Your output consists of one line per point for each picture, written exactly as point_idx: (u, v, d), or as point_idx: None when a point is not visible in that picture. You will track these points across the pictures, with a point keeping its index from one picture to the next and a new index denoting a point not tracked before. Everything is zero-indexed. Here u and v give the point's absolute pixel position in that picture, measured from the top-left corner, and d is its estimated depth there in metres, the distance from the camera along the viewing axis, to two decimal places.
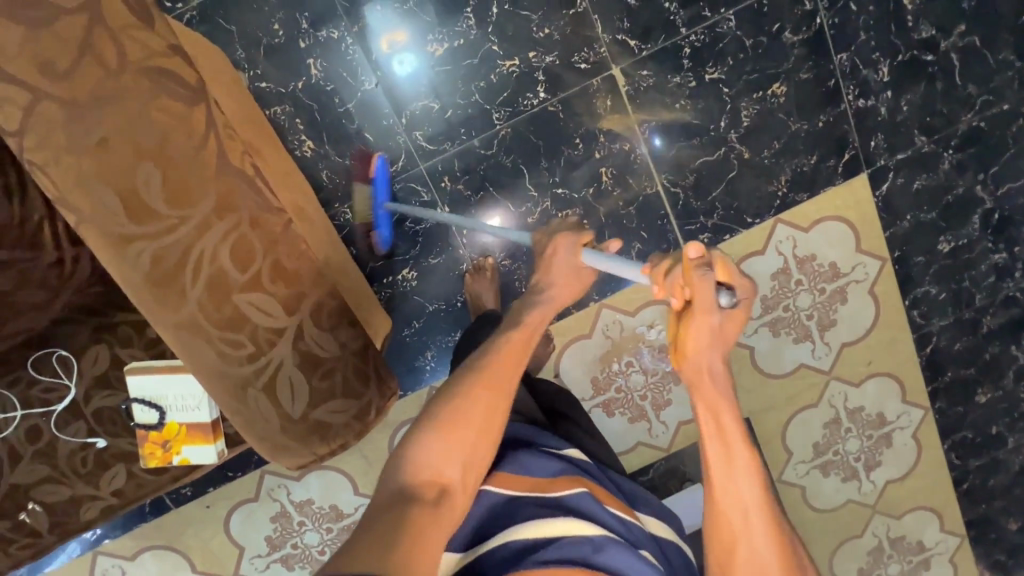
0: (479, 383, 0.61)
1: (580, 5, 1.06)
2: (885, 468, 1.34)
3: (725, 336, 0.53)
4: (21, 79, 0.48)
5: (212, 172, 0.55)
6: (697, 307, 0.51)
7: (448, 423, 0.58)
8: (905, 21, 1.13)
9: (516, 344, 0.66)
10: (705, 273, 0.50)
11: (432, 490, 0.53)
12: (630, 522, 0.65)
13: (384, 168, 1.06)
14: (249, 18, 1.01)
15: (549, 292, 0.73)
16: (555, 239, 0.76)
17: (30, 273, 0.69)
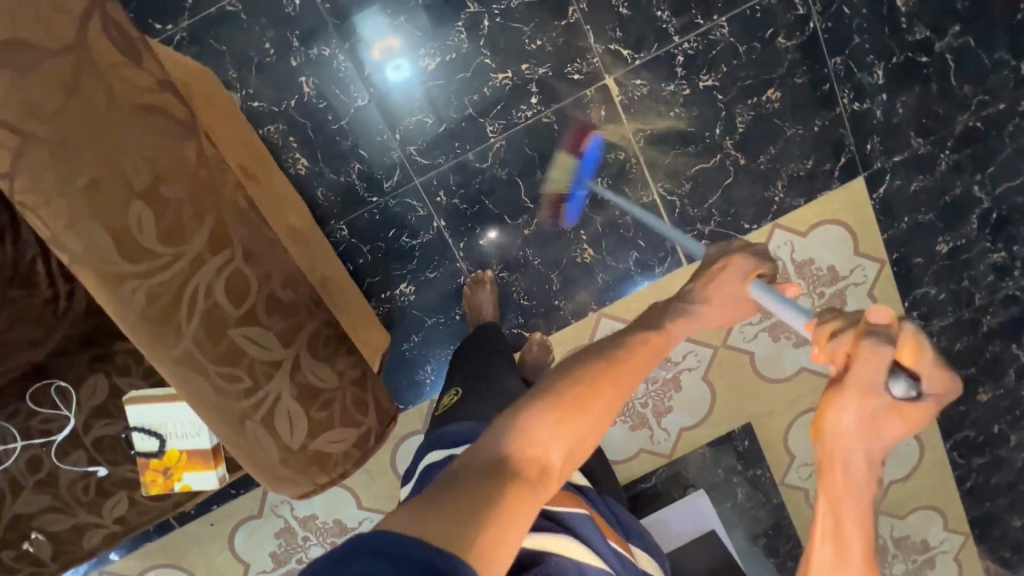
0: (604, 374, 0.60)
1: (572, 16, 1.05)
2: (888, 468, 1.35)
3: (884, 424, 0.52)
4: (9, 122, 0.48)
5: (204, 206, 0.54)
6: (859, 383, 0.51)
7: (566, 406, 0.56)
8: (899, 22, 1.12)
9: (646, 349, 0.67)
10: (880, 345, 0.49)
11: (534, 468, 0.50)
12: (621, 557, 0.67)
13: (596, 148, 1.07)
14: (239, 37, 1.00)
15: (702, 305, 0.74)
16: (730, 258, 0.75)
17: (27, 308, 0.71)
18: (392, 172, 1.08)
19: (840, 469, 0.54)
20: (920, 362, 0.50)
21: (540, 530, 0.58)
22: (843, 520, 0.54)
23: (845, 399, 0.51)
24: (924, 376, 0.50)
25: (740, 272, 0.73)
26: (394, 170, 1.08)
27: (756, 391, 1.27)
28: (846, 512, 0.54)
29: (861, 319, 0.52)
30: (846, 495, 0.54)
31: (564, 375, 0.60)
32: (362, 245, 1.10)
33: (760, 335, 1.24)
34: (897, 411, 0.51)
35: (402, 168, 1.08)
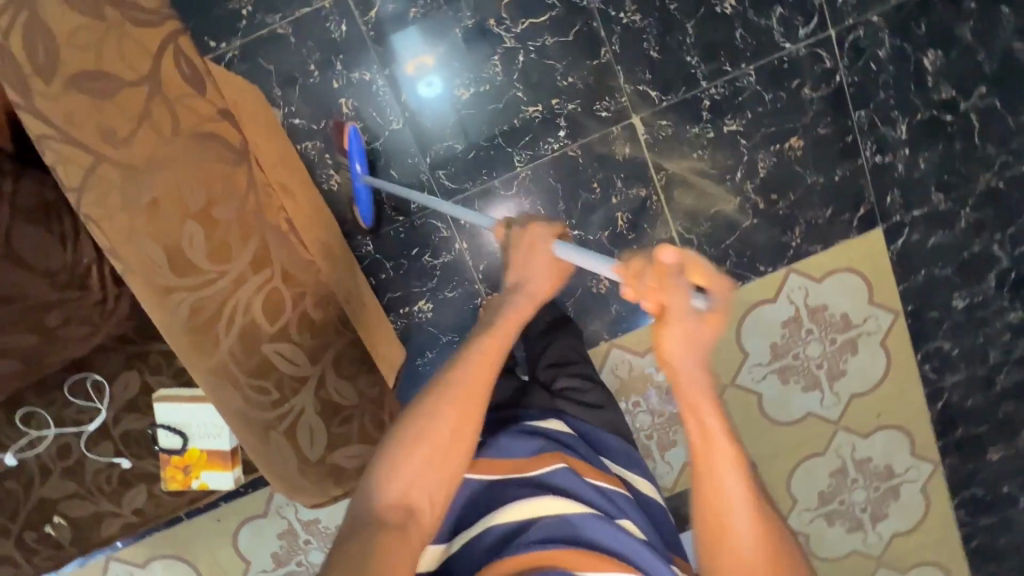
0: (445, 402, 0.63)
1: (604, 56, 1.09)
2: (892, 520, 1.34)
3: (700, 336, 0.57)
4: (86, 144, 0.52)
5: (248, 228, 0.59)
6: (674, 311, 0.56)
7: (411, 450, 0.61)
8: (925, 80, 1.13)
9: (487, 358, 0.67)
10: (677, 277, 0.57)
11: (395, 517, 0.57)
12: (613, 495, 0.67)
13: (356, 138, 1.06)
14: (287, 57, 1.06)
15: (527, 284, 0.75)
16: (530, 226, 0.76)
17: (75, 312, 0.69)
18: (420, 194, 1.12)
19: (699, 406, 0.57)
20: (707, 278, 0.57)
21: (517, 500, 0.61)
22: (707, 434, 0.57)
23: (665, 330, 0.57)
24: (713, 290, 0.57)
25: (541, 238, 0.75)
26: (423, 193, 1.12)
27: (762, 431, 1.28)
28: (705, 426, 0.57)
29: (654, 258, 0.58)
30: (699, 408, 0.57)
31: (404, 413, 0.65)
32: (386, 261, 1.14)
33: (769, 377, 1.25)
34: (709, 323, 0.57)
35: (429, 189, 1.12)
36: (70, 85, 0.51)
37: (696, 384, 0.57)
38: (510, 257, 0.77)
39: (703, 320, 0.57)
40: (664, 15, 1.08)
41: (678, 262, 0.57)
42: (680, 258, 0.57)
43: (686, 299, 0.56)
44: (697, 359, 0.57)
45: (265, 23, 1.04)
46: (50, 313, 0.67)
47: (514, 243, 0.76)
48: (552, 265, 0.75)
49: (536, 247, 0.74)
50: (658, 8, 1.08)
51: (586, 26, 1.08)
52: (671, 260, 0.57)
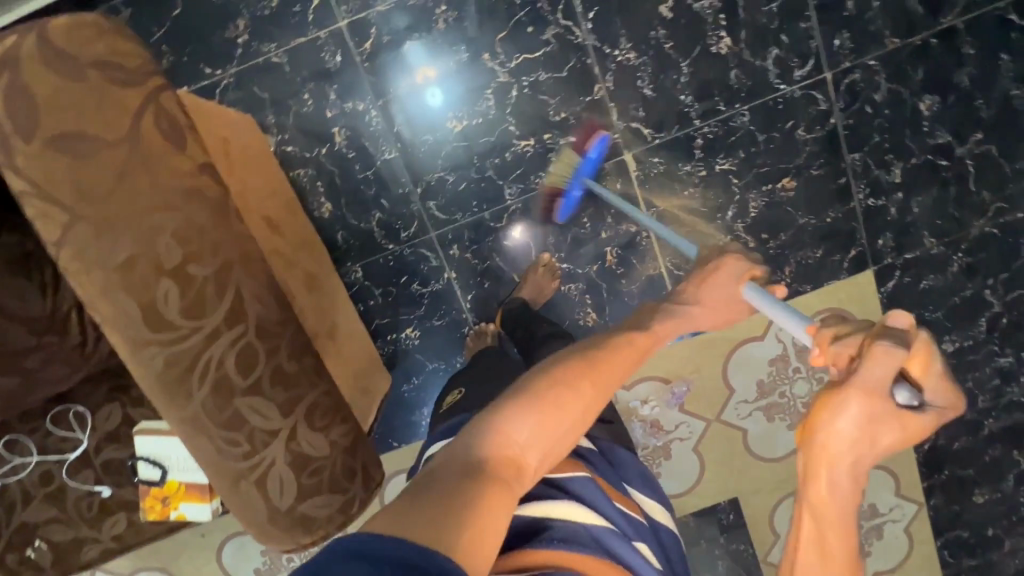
0: (589, 376, 0.60)
1: (597, 93, 1.09)
2: (873, 558, 1.33)
3: (877, 430, 0.47)
4: (62, 202, 0.54)
5: (224, 282, 0.59)
6: (868, 383, 0.46)
7: (548, 405, 0.56)
8: (921, 125, 1.13)
9: (629, 351, 0.65)
10: (893, 348, 0.45)
11: (511, 466, 0.51)
12: (629, 515, 0.64)
13: (601, 148, 1.10)
14: (282, 86, 1.06)
15: (693, 307, 0.73)
16: (724, 258, 0.73)
17: (54, 354, 0.71)
18: (410, 223, 1.13)
19: (824, 479, 0.49)
20: (928, 372, 0.47)
21: (544, 499, 0.56)
22: (825, 536, 0.50)
23: (846, 397, 0.47)
24: (931, 387, 0.47)
25: (732, 273, 0.72)
26: (413, 222, 1.13)
27: (747, 468, 1.27)
28: (828, 527, 0.50)
29: (882, 324, 0.49)
30: (831, 509, 0.49)
31: (545, 369, 0.60)
32: (374, 288, 1.15)
33: (754, 414, 1.24)
34: (899, 421, 0.47)
35: (420, 220, 1.13)
36: (48, 144, 0.53)
37: (838, 486, 0.49)
38: (691, 280, 0.75)
39: (894, 415, 0.47)
40: (660, 53, 1.08)
41: (901, 335, 0.47)
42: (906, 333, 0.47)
43: (891, 383, 0.46)
44: (863, 452, 0.48)
45: (261, 51, 1.05)
46: (29, 356, 0.69)
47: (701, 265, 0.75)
48: (726, 302, 0.73)
49: (727, 278, 0.72)
50: (653, 46, 1.08)
51: (581, 62, 1.08)
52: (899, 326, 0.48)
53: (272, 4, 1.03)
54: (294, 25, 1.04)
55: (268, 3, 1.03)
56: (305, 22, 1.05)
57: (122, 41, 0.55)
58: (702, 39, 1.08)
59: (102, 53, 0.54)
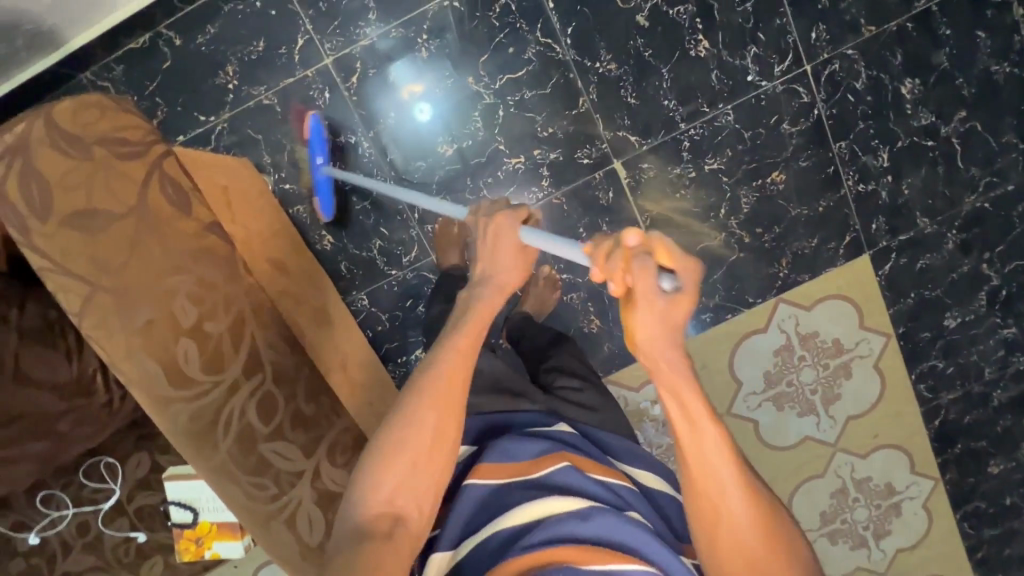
0: (426, 405, 0.61)
1: (582, 105, 1.11)
2: (895, 536, 1.34)
3: (672, 321, 0.52)
4: (81, 274, 0.56)
5: (239, 336, 0.64)
6: (642, 294, 0.51)
7: (394, 454, 0.59)
8: (904, 108, 1.14)
9: (461, 355, 0.64)
10: (645, 260, 0.51)
11: (384, 523, 0.57)
12: (619, 488, 0.66)
13: (317, 127, 1.07)
14: (275, 127, 1.09)
15: (497, 273, 0.70)
16: (492, 217, 0.71)
17: (84, 414, 0.74)
18: (410, 248, 1.15)
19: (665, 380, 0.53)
20: (676, 255, 0.52)
21: (527, 502, 0.61)
22: (694, 419, 0.54)
23: (636, 315, 0.52)
24: (687, 268, 0.52)
25: (505, 226, 0.69)
26: (413, 246, 1.15)
27: (760, 457, 1.30)
28: (693, 407, 0.54)
29: (618, 239, 0.53)
30: (686, 394, 0.54)
31: (386, 417, 0.63)
32: (381, 313, 1.17)
33: (763, 404, 1.27)
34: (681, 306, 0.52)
35: (419, 244, 1.15)
36: (67, 221, 0.55)
37: (681, 376, 0.53)
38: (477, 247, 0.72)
39: (674, 301, 0.52)
40: (640, 61, 1.10)
41: (642, 243, 0.52)
42: (644, 239, 0.52)
43: (656, 283, 0.50)
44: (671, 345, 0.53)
45: (251, 95, 1.08)
46: (62, 419, 0.72)
47: (479, 228, 0.72)
48: (516, 250, 0.70)
49: (505, 236, 0.69)
50: (633, 55, 1.09)
51: (563, 78, 1.10)
52: (635, 241, 0.52)
53: (257, 47, 1.06)
54: (281, 66, 1.07)
55: (253, 47, 1.06)
56: (291, 61, 1.07)
57: (123, 114, 0.59)
58: (681, 44, 1.09)
59: (103, 131, 0.57)
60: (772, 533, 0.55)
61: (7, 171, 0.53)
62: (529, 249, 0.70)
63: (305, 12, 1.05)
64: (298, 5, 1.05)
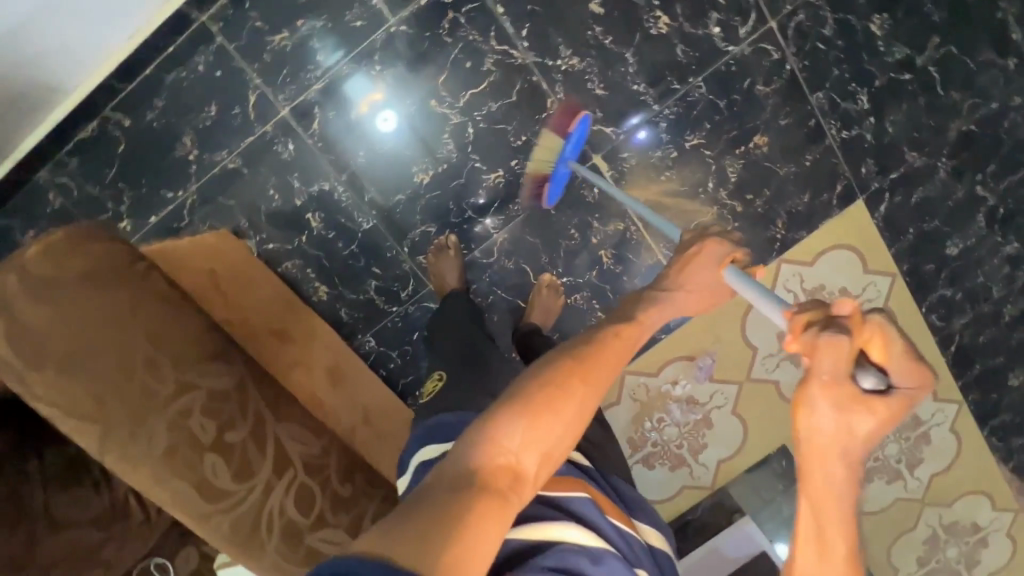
0: (579, 373, 0.57)
1: (552, 106, 1.08)
2: (928, 463, 1.34)
3: (856, 426, 0.49)
4: (87, 415, 0.64)
5: (261, 440, 0.75)
6: (829, 377, 0.48)
7: (539, 410, 0.53)
8: (876, 46, 1.11)
9: (622, 341, 0.62)
10: (838, 335, 0.47)
11: (505, 477, 0.49)
12: (627, 535, 0.66)
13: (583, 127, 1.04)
14: (247, 189, 1.06)
15: (675, 290, 0.69)
16: (704, 241, 0.70)
17: (124, 535, 0.79)
18: (407, 282, 1.13)
19: (818, 478, 0.53)
20: (890, 355, 0.48)
21: (545, 518, 0.58)
22: (825, 528, 0.55)
23: (811, 394, 0.49)
24: (897, 371, 0.48)
25: (713, 256, 0.69)
26: (409, 280, 1.13)
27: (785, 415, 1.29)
28: (828, 521, 0.54)
29: (827, 309, 0.50)
30: (827, 496, 0.53)
31: (531, 372, 0.57)
32: (391, 351, 1.14)
33: (782, 364, 1.26)
34: (868, 406, 0.48)
35: (414, 276, 1.13)
36: (60, 369, 0.63)
37: (835, 481, 0.52)
38: (672, 266, 0.71)
39: (866, 402, 0.48)
40: (601, 50, 1.06)
41: (853, 320, 0.48)
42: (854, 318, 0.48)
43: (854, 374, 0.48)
44: (846, 447, 0.51)
45: (216, 160, 1.04)
46: (104, 547, 0.77)
47: (681, 249, 0.72)
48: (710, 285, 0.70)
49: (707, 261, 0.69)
50: (593, 45, 1.06)
51: (527, 83, 1.06)
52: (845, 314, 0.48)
53: (210, 113, 1.02)
54: (239, 127, 1.03)
55: (206, 113, 1.02)
56: (247, 121, 1.03)
57: (91, 258, 0.66)
58: (640, 24, 1.06)
59: (80, 268, 0.65)
60: None
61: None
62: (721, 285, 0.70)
63: (250, 66, 1.01)
64: (243, 61, 1.01)
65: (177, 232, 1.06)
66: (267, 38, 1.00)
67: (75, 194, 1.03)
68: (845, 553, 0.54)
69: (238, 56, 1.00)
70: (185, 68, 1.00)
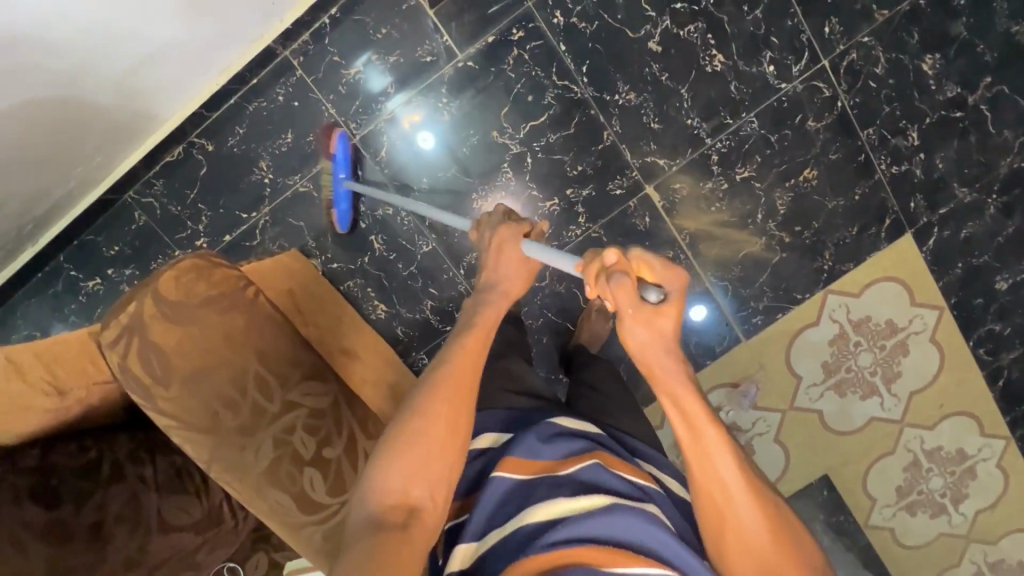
0: (443, 395, 0.62)
1: (607, 138, 1.12)
2: (973, 499, 1.31)
3: (663, 330, 0.58)
4: (199, 427, 0.72)
5: (355, 458, 0.82)
6: (628, 310, 0.57)
7: (408, 446, 0.60)
8: (927, 84, 1.13)
9: (474, 347, 0.66)
10: (621, 276, 0.58)
11: (397, 514, 0.56)
12: (646, 489, 0.63)
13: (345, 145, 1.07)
14: (314, 211, 1.12)
15: (499, 286, 0.73)
16: (499, 231, 0.75)
17: (216, 537, 0.86)
18: (462, 303, 1.16)
19: (660, 378, 0.58)
20: (656, 271, 0.59)
21: (547, 500, 0.59)
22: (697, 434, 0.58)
23: (627, 325, 0.58)
24: (665, 280, 0.59)
25: (509, 239, 0.74)
26: (463, 302, 1.16)
27: (826, 445, 1.30)
28: (691, 413, 0.57)
29: (600, 258, 0.60)
30: (679, 390, 0.58)
31: (398, 410, 0.63)
32: None
33: (826, 394, 1.27)
34: (665, 313, 0.58)
35: (468, 297, 1.16)
36: (184, 386, 0.71)
37: (675, 376, 0.58)
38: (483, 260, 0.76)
39: (659, 311, 0.58)
40: (658, 86, 1.10)
41: (618, 260, 0.59)
42: (619, 255, 0.59)
43: (638, 296, 0.57)
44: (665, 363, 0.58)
45: (287, 185, 1.11)
46: (200, 547, 0.84)
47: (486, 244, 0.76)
48: (518, 264, 0.74)
49: (506, 246, 0.74)
50: (650, 81, 1.10)
51: (585, 116, 1.11)
52: (613, 260, 0.59)
53: (286, 139, 1.09)
54: (312, 153, 1.10)
55: (282, 140, 1.09)
56: (320, 146, 1.09)
57: (216, 282, 0.74)
58: (696, 62, 1.10)
59: (206, 290, 0.73)
60: (783, 542, 0.56)
61: (129, 345, 0.70)
62: (531, 260, 0.74)
63: (326, 96, 1.08)
64: (319, 93, 1.08)
65: (247, 249, 1.12)
66: (342, 72, 1.07)
67: (159, 212, 1.10)
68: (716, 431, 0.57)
69: (315, 88, 1.07)
70: (266, 98, 1.07)
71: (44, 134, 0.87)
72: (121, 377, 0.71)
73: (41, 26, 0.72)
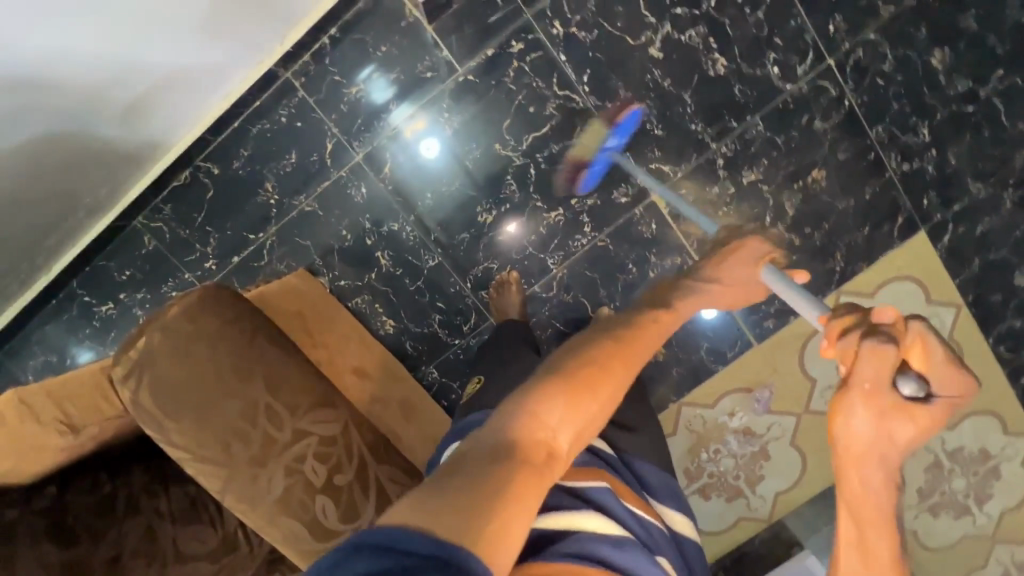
0: (614, 356, 0.56)
1: (610, 147, 1.11)
2: (998, 499, 1.28)
3: (891, 428, 0.52)
4: (212, 458, 0.74)
5: (366, 484, 0.82)
6: (865, 381, 0.51)
7: (580, 389, 0.52)
8: (937, 78, 1.11)
9: (658, 327, 0.65)
10: (884, 341, 0.50)
11: (541, 450, 0.47)
12: (646, 523, 0.64)
13: (632, 119, 1.08)
14: (321, 229, 1.12)
15: (715, 285, 0.75)
16: (745, 239, 0.78)
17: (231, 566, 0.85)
18: (469, 316, 1.16)
19: (857, 474, 0.54)
20: (929, 361, 0.51)
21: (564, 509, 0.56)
22: (867, 537, 0.54)
23: (849, 397, 0.52)
24: (935, 379, 0.51)
25: (752, 254, 0.77)
26: (471, 313, 1.16)
27: None
28: (869, 524, 0.54)
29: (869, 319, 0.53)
30: (869, 499, 0.54)
31: (572, 354, 0.56)
32: (453, 382, 1.17)
33: None
34: (908, 411, 0.51)
35: (476, 310, 1.16)
36: (196, 419, 0.73)
37: (875, 485, 0.53)
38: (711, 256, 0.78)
39: (900, 405, 0.51)
40: (660, 92, 1.09)
41: (891, 328, 0.52)
42: (893, 322, 0.52)
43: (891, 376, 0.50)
44: (884, 451, 0.53)
45: (293, 205, 1.11)
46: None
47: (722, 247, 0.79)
48: (744, 281, 0.77)
49: (748, 258, 0.77)
50: (652, 88, 1.09)
51: (588, 125, 1.10)
52: (886, 321, 0.52)
53: (291, 160, 1.09)
54: (316, 172, 1.10)
55: (286, 160, 1.09)
56: (324, 165, 1.10)
57: (224, 315, 0.77)
58: (698, 67, 1.09)
59: (218, 322, 0.76)
60: None
61: (139, 384, 0.71)
62: (758, 286, 0.78)
63: (329, 116, 1.08)
64: (322, 112, 1.08)
65: (256, 270, 1.13)
66: (344, 91, 1.07)
67: (167, 236, 1.11)
68: (891, 557, 0.53)
69: (317, 108, 1.08)
70: (269, 119, 1.08)
71: (44, 166, 0.92)
72: (134, 409, 0.72)
73: (27, 60, 0.77)
